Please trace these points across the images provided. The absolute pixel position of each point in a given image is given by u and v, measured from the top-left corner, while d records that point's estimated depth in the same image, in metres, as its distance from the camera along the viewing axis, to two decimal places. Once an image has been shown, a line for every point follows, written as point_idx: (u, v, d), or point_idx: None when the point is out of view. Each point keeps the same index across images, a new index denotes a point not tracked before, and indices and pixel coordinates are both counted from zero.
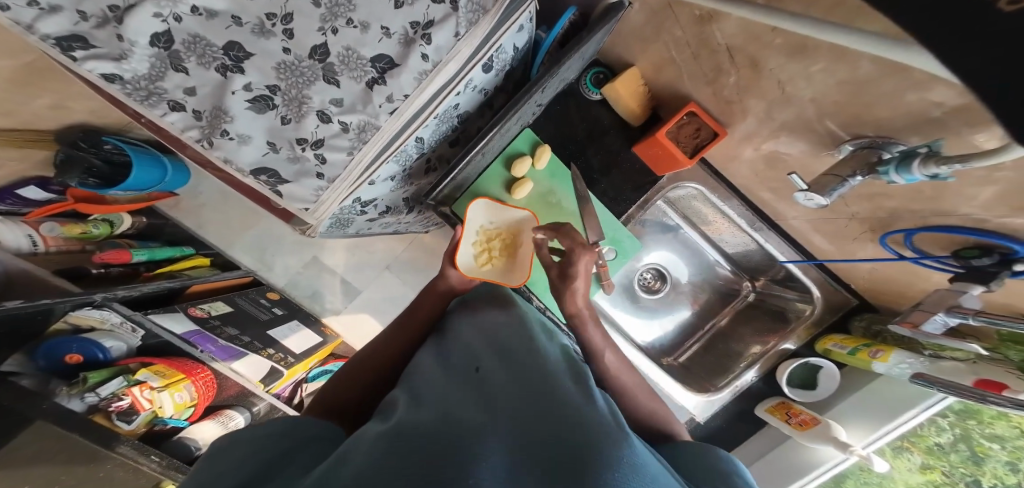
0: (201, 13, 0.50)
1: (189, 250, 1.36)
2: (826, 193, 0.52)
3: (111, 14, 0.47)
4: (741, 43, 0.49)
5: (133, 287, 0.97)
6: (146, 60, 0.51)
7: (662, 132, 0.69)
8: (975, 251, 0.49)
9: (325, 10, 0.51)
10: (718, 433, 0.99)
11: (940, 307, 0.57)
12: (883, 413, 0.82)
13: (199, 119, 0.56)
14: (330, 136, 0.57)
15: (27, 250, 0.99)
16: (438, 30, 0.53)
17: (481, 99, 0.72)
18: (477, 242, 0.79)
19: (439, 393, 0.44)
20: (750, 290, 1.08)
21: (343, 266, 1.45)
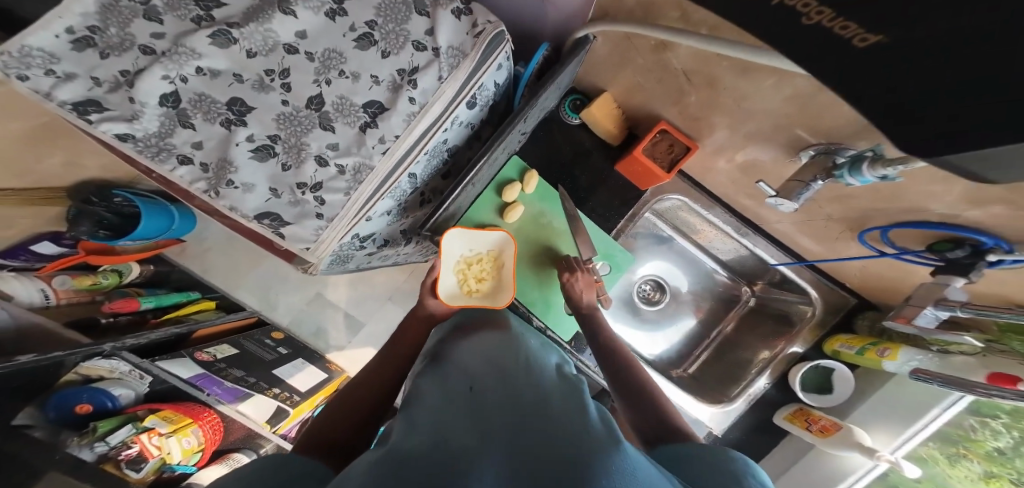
0: (206, 73, 0.58)
1: (196, 294, 1.37)
2: (794, 198, 0.56)
3: (122, 79, 0.58)
4: (694, 67, 0.53)
5: (141, 335, 0.99)
6: (156, 119, 0.58)
7: (639, 151, 0.73)
8: (948, 244, 0.51)
9: (319, 64, 0.59)
10: (738, 446, 0.97)
11: (928, 301, 0.57)
12: (904, 415, 0.81)
13: (206, 171, 0.60)
14: (327, 179, 0.60)
15: (40, 304, 1.02)
16: (423, 75, 0.59)
17: (468, 132, 0.75)
18: (458, 271, 0.80)
19: (432, 416, 0.45)
20: (750, 295, 1.08)
21: (345, 299, 1.46)
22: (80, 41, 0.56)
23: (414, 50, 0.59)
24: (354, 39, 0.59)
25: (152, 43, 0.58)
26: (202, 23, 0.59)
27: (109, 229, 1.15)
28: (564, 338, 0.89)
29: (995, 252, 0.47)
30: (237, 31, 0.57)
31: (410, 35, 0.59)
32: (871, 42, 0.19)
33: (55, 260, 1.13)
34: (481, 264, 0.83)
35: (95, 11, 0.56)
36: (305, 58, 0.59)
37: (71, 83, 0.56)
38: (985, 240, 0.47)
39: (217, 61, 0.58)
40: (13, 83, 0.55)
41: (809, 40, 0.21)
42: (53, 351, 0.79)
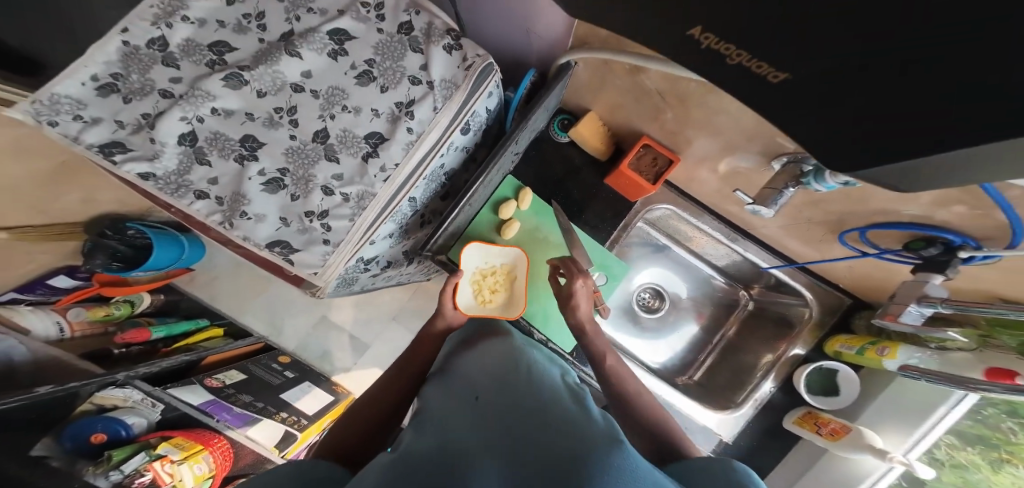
0: (220, 113, 0.63)
1: (205, 322, 1.40)
2: (769, 204, 0.62)
3: (144, 121, 0.63)
4: (667, 87, 0.58)
5: (154, 363, 1.03)
6: (175, 157, 0.63)
7: (625, 165, 0.77)
8: (921, 243, 0.54)
9: (324, 101, 0.64)
10: (750, 453, 0.96)
11: (910, 299, 0.58)
12: (908, 414, 0.80)
13: (221, 204, 0.64)
14: (333, 207, 0.64)
15: (55, 337, 1.06)
16: (419, 107, 0.63)
17: (464, 156, 0.80)
18: (474, 282, 0.87)
19: (442, 420, 0.48)
20: (748, 299, 1.09)
21: (350, 321, 1.49)
22: (105, 87, 0.62)
23: (410, 84, 0.64)
24: (355, 76, 0.64)
25: (171, 87, 0.63)
26: (215, 67, 0.65)
27: (122, 261, 1.20)
28: (566, 350, 0.91)
29: (963, 249, 0.50)
30: (249, 73, 0.63)
31: (406, 70, 0.64)
32: (782, 78, 0.20)
33: (72, 292, 1.17)
34: (495, 276, 0.89)
35: (118, 61, 0.63)
36: (310, 96, 0.64)
37: (97, 127, 0.61)
38: (953, 238, 0.50)
39: (231, 102, 0.63)
40: (45, 129, 0.60)
41: (732, 79, 0.22)
42: (69, 383, 0.82)
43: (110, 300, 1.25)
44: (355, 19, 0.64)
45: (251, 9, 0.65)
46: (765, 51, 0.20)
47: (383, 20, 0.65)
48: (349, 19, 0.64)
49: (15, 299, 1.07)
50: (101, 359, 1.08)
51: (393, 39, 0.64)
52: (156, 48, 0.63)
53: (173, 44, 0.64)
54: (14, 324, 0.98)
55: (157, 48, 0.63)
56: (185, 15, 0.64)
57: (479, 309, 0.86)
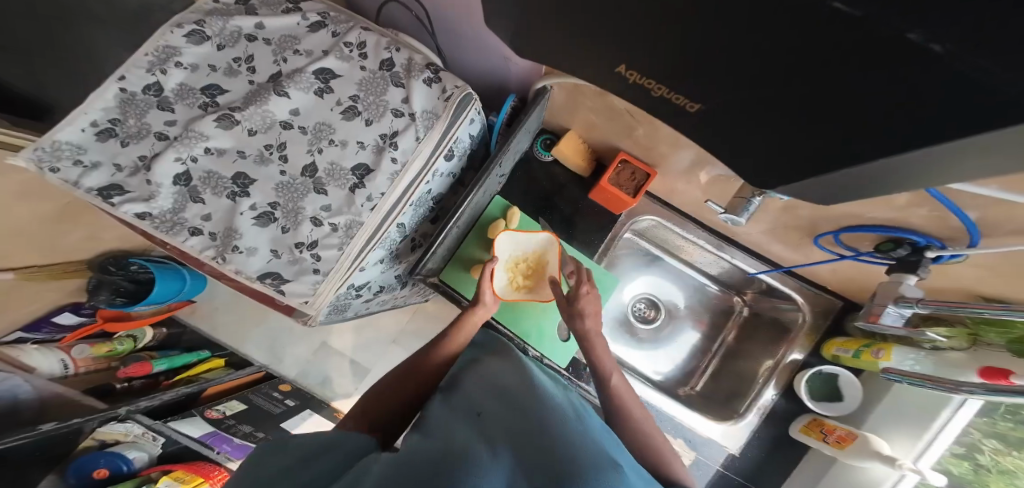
0: (213, 152, 0.66)
1: (206, 353, 1.41)
2: (740, 212, 0.66)
3: (141, 164, 0.65)
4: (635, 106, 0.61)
5: (155, 397, 1.05)
6: (170, 197, 0.66)
7: (605, 181, 0.82)
8: (891, 244, 0.56)
9: (312, 136, 0.67)
10: (760, 465, 0.93)
11: (889, 299, 0.58)
12: (912, 419, 0.77)
13: (215, 239, 0.66)
14: (323, 237, 0.66)
15: (59, 374, 1.08)
16: (402, 138, 0.66)
17: (450, 180, 0.82)
18: (507, 268, 0.92)
19: (450, 423, 0.50)
20: (742, 305, 1.09)
21: (350, 346, 1.49)
22: (103, 132, 0.65)
23: (393, 117, 0.67)
24: (341, 112, 0.67)
25: (166, 130, 0.66)
26: (208, 109, 0.68)
27: (126, 296, 1.23)
28: (561, 365, 0.92)
29: (929, 249, 0.53)
30: (240, 113, 0.66)
31: (389, 104, 0.67)
32: (698, 108, 0.24)
33: (77, 329, 1.20)
34: (527, 263, 0.93)
35: (116, 107, 0.66)
36: (299, 132, 0.67)
37: (97, 171, 0.64)
38: (917, 238, 0.53)
39: (223, 141, 0.66)
40: (46, 175, 0.62)
41: (658, 105, 0.26)
42: (72, 420, 0.84)
43: (115, 335, 1.27)
44: (340, 58, 0.68)
45: (241, 53, 0.69)
46: (676, 82, 0.23)
47: (366, 57, 0.68)
48: (334, 58, 0.68)
49: (21, 339, 1.08)
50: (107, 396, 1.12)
51: (375, 75, 0.68)
52: (151, 93, 0.67)
53: (168, 88, 0.67)
54: (20, 364, 1.00)
55: (152, 93, 0.67)
56: (179, 62, 0.68)
57: (513, 293, 0.92)
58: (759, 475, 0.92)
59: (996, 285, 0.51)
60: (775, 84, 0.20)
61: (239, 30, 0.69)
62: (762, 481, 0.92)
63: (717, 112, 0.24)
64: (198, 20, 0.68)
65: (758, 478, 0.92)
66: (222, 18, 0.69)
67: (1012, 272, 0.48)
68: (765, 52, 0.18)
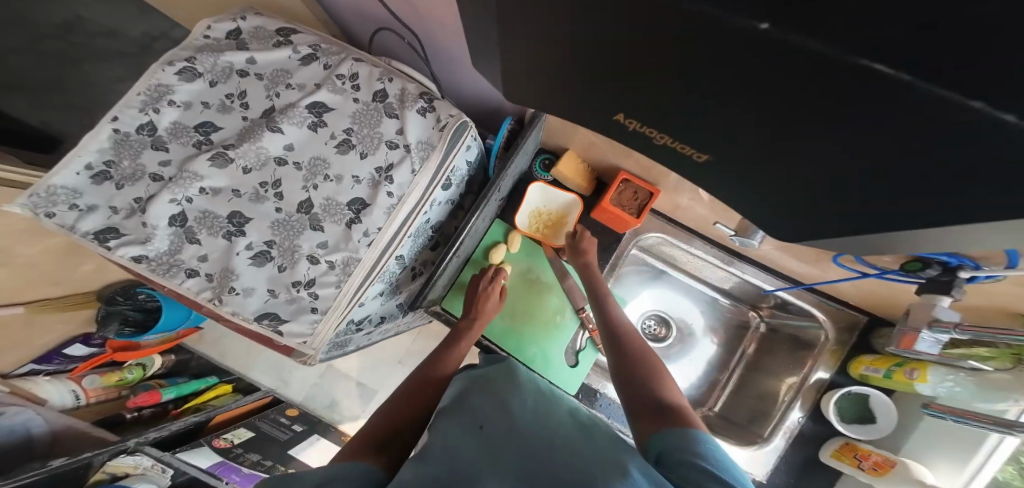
0: (208, 191, 0.65)
1: (213, 380, 1.38)
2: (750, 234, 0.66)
3: (136, 206, 0.64)
4: None
5: (163, 427, 1.06)
6: (166, 238, 0.64)
7: (607, 201, 0.81)
8: (919, 264, 0.53)
9: (307, 172, 0.66)
10: None
11: (922, 324, 0.57)
12: (957, 444, 0.71)
13: (211, 280, 0.65)
14: (319, 275, 0.64)
15: (71, 405, 1.12)
16: (397, 171, 0.65)
17: (449, 207, 0.81)
18: (531, 217, 0.94)
19: (452, 446, 0.47)
20: (759, 321, 1.06)
21: (355, 372, 1.45)
22: (98, 175, 0.64)
23: (388, 149, 0.65)
24: (335, 145, 0.66)
25: (160, 171, 0.65)
26: (202, 147, 0.67)
27: (132, 327, 1.22)
28: (570, 392, 0.89)
29: (963, 269, 0.51)
30: (233, 151, 0.65)
31: (384, 136, 0.66)
32: (707, 157, 0.23)
33: (88, 359, 1.23)
34: (548, 218, 0.94)
35: (110, 148, 0.65)
36: (293, 168, 0.66)
37: (92, 215, 0.63)
38: (948, 259, 0.50)
39: (218, 180, 0.65)
40: (42, 220, 0.62)
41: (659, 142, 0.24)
42: (83, 454, 0.87)
43: (126, 364, 1.29)
44: (332, 91, 0.67)
45: (234, 89, 0.69)
46: (665, 113, 0.21)
47: (358, 89, 0.67)
48: (326, 92, 0.67)
49: (33, 370, 1.14)
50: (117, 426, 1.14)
51: (369, 107, 0.67)
52: (145, 133, 0.66)
53: (161, 127, 0.67)
54: (33, 397, 1.06)
55: (146, 133, 0.66)
56: (172, 100, 0.67)
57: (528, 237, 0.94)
58: None
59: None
60: (782, 116, 0.18)
61: (230, 65, 0.69)
62: None
63: (724, 159, 0.23)
64: (189, 57, 0.68)
65: None
66: (213, 54, 0.68)
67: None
68: (780, 104, 0.17)
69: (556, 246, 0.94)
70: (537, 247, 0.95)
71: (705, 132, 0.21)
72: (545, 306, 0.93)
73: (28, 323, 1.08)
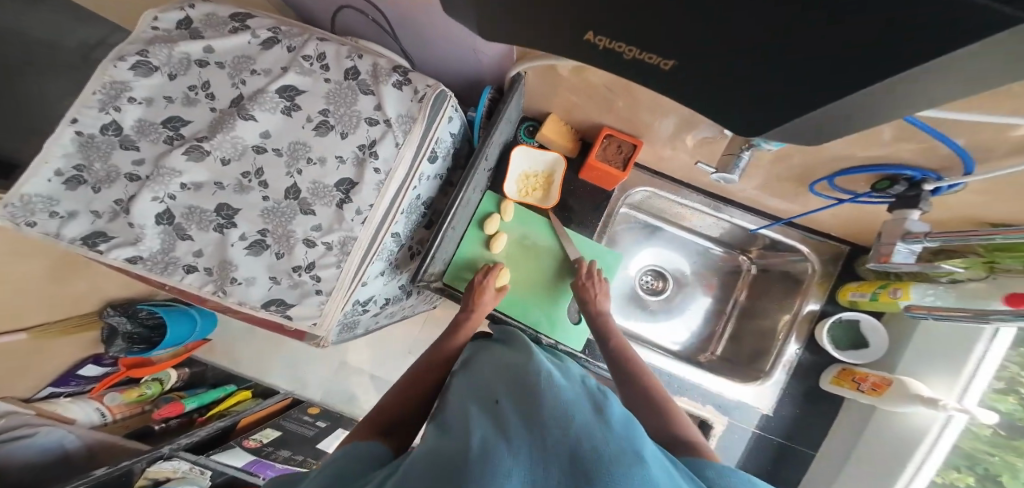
0: (190, 187, 0.65)
1: (232, 387, 1.42)
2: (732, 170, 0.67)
3: (117, 207, 0.65)
4: (615, 80, 0.64)
5: (193, 433, 1.12)
6: (156, 236, 0.65)
7: (594, 158, 0.86)
8: (887, 182, 0.66)
9: (288, 157, 0.66)
10: (797, 421, 0.98)
11: (895, 237, 0.66)
12: (948, 361, 0.78)
13: (211, 273, 0.66)
14: (318, 257, 0.67)
15: (98, 422, 1.18)
16: (381, 146, 0.65)
17: (438, 183, 0.82)
18: (519, 181, 0.99)
19: (466, 408, 0.53)
20: (750, 264, 1.10)
21: (365, 363, 1.43)
22: (71, 180, 0.64)
23: (369, 125, 0.65)
24: (313, 128, 0.66)
25: (136, 170, 0.65)
26: (173, 141, 0.66)
27: (142, 343, 1.27)
28: (577, 348, 0.93)
29: (926, 182, 0.61)
30: (208, 143, 0.65)
31: (362, 113, 0.66)
32: (672, 63, 0.24)
33: (104, 378, 1.27)
34: (537, 179, 0.99)
35: (76, 152, 0.64)
36: (273, 154, 0.66)
37: (75, 220, 0.64)
38: (913, 172, 0.61)
39: (197, 174, 0.65)
40: (24, 230, 0.62)
41: (633, 66, 0.25)
42: (121, 463, 0.91)
43: (142, 380, 1.32)
44: (301, 74, 0.66)
45: (196, 81, 0.67)
46: (629, 23, 0.22)
47: (328, 69, 0.67)
48: (295, 74, 0.66)
49: (53, 393, 1.17)
50: (148, 437, 1.22)
51: (342, 86, 0.66)
52: (110, 133, 0.65)
53: (126, 126, 0.66)
54: (59, 416, 1.10)
55: (111, 133, 0.65)
56: (131, 96, 0.66)
57: (522, 199, 1.00)
58: (794, 430, 0.98)
59: (992, 204, 0.61)
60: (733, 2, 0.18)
61: (186, 55, 0.67)
62: (801, 435, 0.98)
63: (691, 63, 0.23)
64: (140, 50, 0.66)
65: (794, 432, 0.98)
66: (166, 45, 0.66)
67: (1003, 189, 0.56)
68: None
69: (548, 208, 0.99)
70: (528, 214, 0.99)
71: (665, 33, 0.22)
72: (545, 267, 0.97)
73: (40, 349, 1.11)
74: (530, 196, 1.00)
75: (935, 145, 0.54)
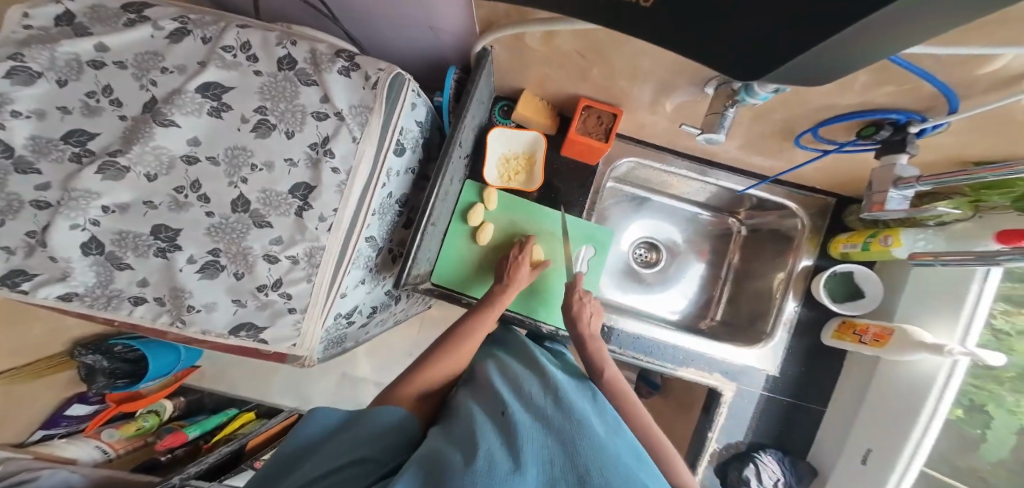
0: (113, 209, 0.57)
1: (235, 410, 1.36)
2: (717, 130, 0.60)
3: (32, 241, 0.56)
4: (586, 46, 0.58)
5: (201, 461, 1.07)
6: (88, 269, 0.59)
7: (574, 132, 0.80)
8: (873, 128, 0.61)
9: (227, 165, 0.58)
10: (804, 380, 0.97)
11: (887, 185, 0.63)
12: (950, 302, 0.75)
13: (163, 303, 0.61)
14: (284, 273, 0.61)
15: (101, 460, 1.12)
16: (336, 142, 0.58)
17: (410, 178, 0.75)
18: (500, 166, 0.93)
19: (478, 426, 0.54)
20: (739, 225, 1.11)
21: (372, 375, 1.36)
22: None
23: (317, 121, 0.58)
24: (251, 130, 0.58)
25: (42, 196, 0.56)
26: (81, 159, 0.57)
27: (125, 377, 1.20)
28: None
29: (911, 125, 0.57)
30: (124, 156, 0.56)
31: (306, 107, 0.58)
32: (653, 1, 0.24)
33: (96, 416, 1.21)
34: (519, 161, 0.94)
35: None
36: (208, 164, 0.58)
37: None
38: (897, 116, 0.57)
39: (120, 194, 0.57)
40: None
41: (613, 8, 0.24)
42: None
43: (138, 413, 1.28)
44: (222, 67, 0.58)
45: (94, 85, 0.58)
46: None
47: (256, 60, 0.59)
48: (215, 69, 0.58)
49: (47, 435, 1.12)
50: (156, 469, 1.17)
51: (277, 78, 0.59)
52: None
53: (17, 145, 0.56)
54: (59, 458, 1.03)
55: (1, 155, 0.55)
56: (15, 110, 0.55)
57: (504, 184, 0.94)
58: (804, 388, 0.97)
59: (968, 144, 0.61)
60: None
61: (75, 56, 0.57)
62: (810, 392, 0.97)
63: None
64: (13, 54, 0.55)
65: (805, 389, 0.97)
66: (44, 46, 0.56)
67: (986, 125, 0.54)
68: None
69: (534, 190, 0.94)
70: (513, 200, 0.93)
71: None
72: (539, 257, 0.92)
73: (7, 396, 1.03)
74: (514, 180, 0.95)
75: (922, 89, 0.50)
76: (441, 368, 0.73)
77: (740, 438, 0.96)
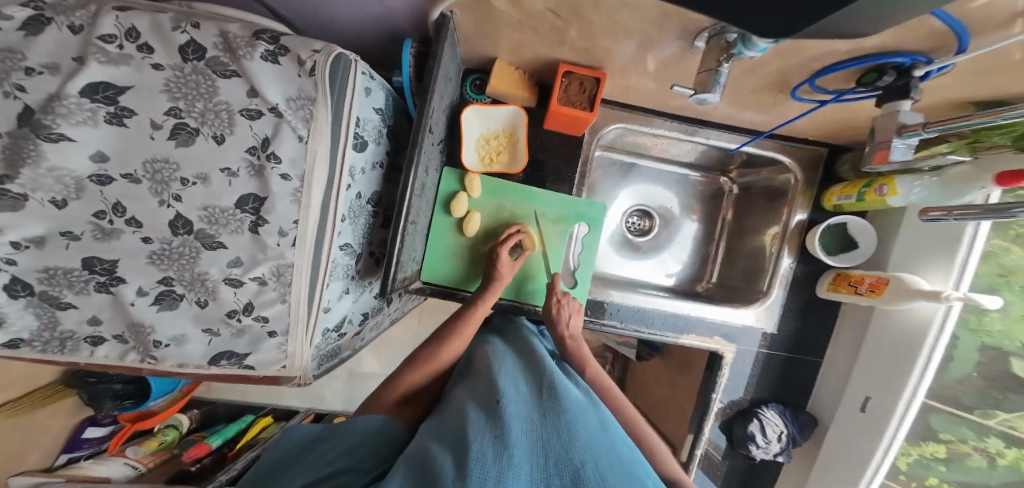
0: (26, 244, 0.48)
1: (251, 416, 1.35)
2: (712, 89, 0.54)
3: None
4: (558, 4, 0.50)
5: (230, 469, 1.04)
6: (26, 313, 0.53)
7: (557, 103, 0.73)
8: (874, 75, 0.54)
9: (150, 181, 0.50)
10: (802, 335, 0.94)
11: (891, 134, 0.59)
12: (943, 247, 0.73)
13: (125, 341, 0.57)
14: (253, 296, 0.56)
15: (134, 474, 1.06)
16: (279, 144, 0.50)
17: (378, 174, 0.68)
18: (479, 148, 0.86)
19: (471, 414, 0.53)
20: (731, 184, 1.07)
21: (379, 369, 1.33)
22: None
23: (249, 120, 0.50)
24: (168, 136, 0.49)
25: None
26: None
27: (133, 397, 1.12)
28: None
29: (916, 68, 0.50)
30: (15, 182, 0.45)
31: (231, 105, 0.50)
32: None
33: (114, 435, 1.18)
34: (500, 140, 0.87)
35: None
36: (127, 183, 0.49)
37: None
38: (901, 59, 0.50)
39: (29, 228, 0.48)
40: None
41: None
42: None
43: (157, 429, 1.26)
44: (106, 63, 0.46)
45: None
46: None
47: (153, 51, 0.48)
48: (97, 66, 0.45)
49: (72, 458, 1.09)
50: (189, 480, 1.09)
51: (185, 71, 0.49)
52: None
53: None
54: (91, 478, 0.98)
55: None
56: None
57: (484, 169, 0.87)
58: (807, 342, 0.95)
59: (972, 85, 0.55)
60: None
61: None
62: (806, 348, 0.95)
63: None
64: None
65: (805, 343, 0.95)
66: None
67: (995, 66, 0.48)
68: None
69: (518, 172, 0.87)
70: (498, 184, 0.86)
71: None
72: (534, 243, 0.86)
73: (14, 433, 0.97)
74: (496, 162, 0.87)
75: (942, 34, 0.44)
76: (427, 371, 0.70)
77: (742, 394, 0.95)
